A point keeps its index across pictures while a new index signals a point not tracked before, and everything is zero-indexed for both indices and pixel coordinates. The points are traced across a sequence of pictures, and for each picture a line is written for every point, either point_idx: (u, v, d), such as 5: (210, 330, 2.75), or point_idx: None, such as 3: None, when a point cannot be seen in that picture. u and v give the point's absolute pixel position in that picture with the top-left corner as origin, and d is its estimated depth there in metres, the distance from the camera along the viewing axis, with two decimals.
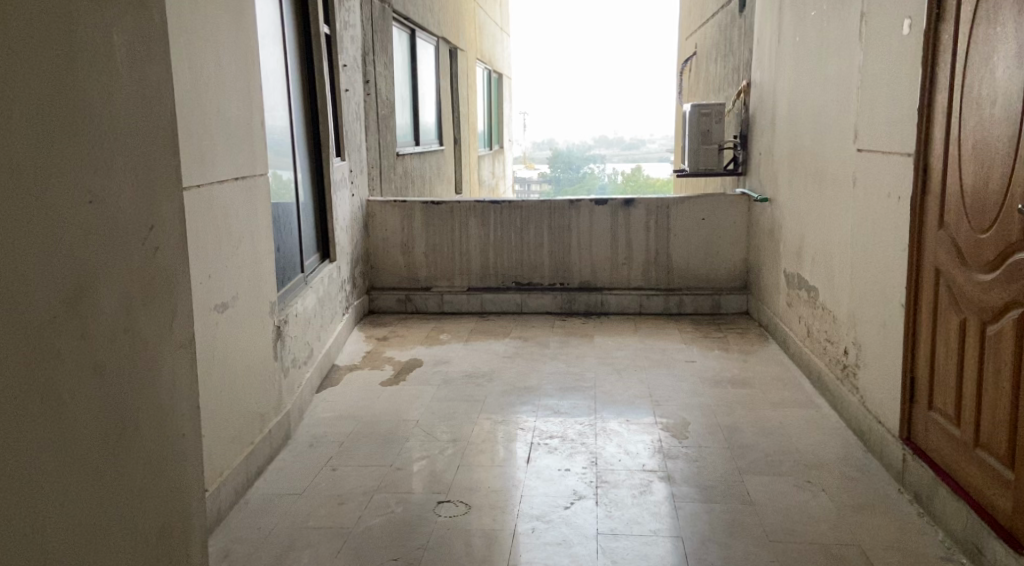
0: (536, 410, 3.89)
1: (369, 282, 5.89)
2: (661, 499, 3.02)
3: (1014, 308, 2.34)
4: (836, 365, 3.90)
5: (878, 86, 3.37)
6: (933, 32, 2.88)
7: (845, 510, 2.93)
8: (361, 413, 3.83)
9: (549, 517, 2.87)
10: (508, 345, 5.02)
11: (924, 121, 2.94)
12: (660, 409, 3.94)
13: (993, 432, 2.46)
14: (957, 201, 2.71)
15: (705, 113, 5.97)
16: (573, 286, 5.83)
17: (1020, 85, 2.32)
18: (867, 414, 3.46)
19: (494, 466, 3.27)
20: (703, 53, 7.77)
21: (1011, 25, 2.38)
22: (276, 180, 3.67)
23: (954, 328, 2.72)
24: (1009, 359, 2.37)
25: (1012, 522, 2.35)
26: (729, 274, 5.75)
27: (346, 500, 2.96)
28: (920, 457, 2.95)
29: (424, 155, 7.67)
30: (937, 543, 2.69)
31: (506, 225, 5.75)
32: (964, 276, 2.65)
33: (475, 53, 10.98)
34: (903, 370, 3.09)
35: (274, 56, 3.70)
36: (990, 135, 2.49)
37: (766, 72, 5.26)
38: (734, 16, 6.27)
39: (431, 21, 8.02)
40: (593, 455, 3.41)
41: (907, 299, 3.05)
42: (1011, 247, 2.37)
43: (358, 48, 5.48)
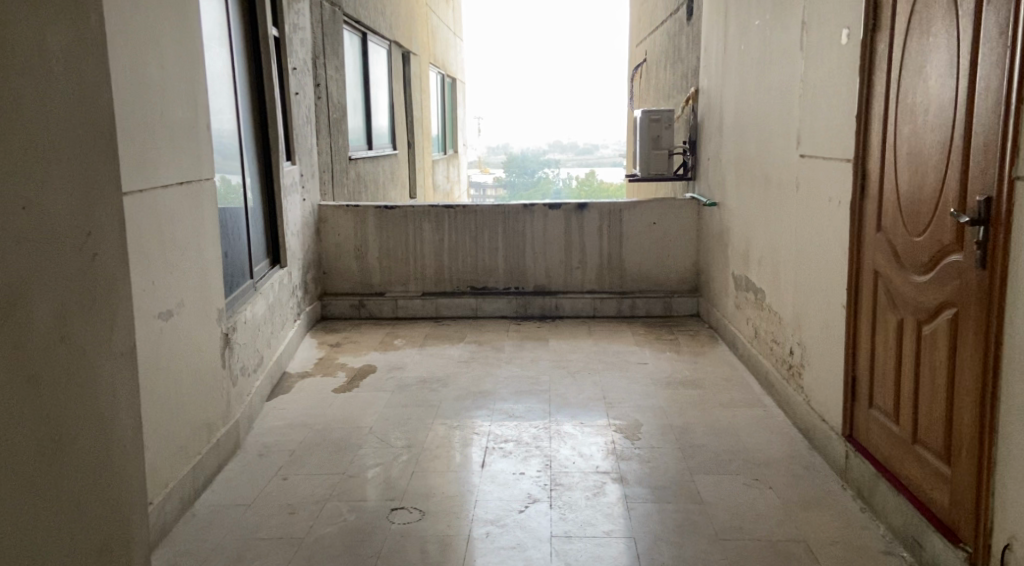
0: (491, 415, 3.91)
1: (322, 288, 5.85)
2: (614, 500, 3.07)
3: (947, 309, 2.43)
4: (783, 364, 3.99)
5: (819, 93, 3.47)
6: (869, 41, 2.99)
7: (792, 507, 3.01)
8: (314, 420, 3.81)
9: (504, 521, 2.89)
10: (463, 349, 5.03)
11: (862, 127, 3.04)
12: (613, 410, 3.99)
13: (930, 428, 2.55)
14: (894, 205, 2.80)
15: (655, 119, 6.05)
16: (528, 290, 5.86)
17: (950, 94, 2.41)
18: (812, 413, 3.55)
19: (450, 471, 3.28)
20: (653, 59, 7.88)
21: (941, 36, 2.48)
22: (223, 184, 3.64)
23: (892, 328, 2.82)
24: (944, 358, 2.45)
25: (949, 515, 2.44)
26: (680, 278, 5.85)
27: (298, 510, 2.94)
28: (862, 453, 3.04)
29: (377, 159, 7.65)
30: (879, 538, 2.78)
31: (460, 229, 5.77)
32: (901, 277, 2.74)
33: (428, 58, 10.96)
34: (846, 369, 3.18)
35: (219, 59, 3.66)
36: (924, 141, 2.59)
37: (713, 79, 5.38)
38: (682, 24, 6.39)
39: (383, 24, 8.01)
40: (547, 459, 3.44)
41: (848, 301, 3.15)
42: (944, 249, 2.46)
43: (308, 52, 5.45)
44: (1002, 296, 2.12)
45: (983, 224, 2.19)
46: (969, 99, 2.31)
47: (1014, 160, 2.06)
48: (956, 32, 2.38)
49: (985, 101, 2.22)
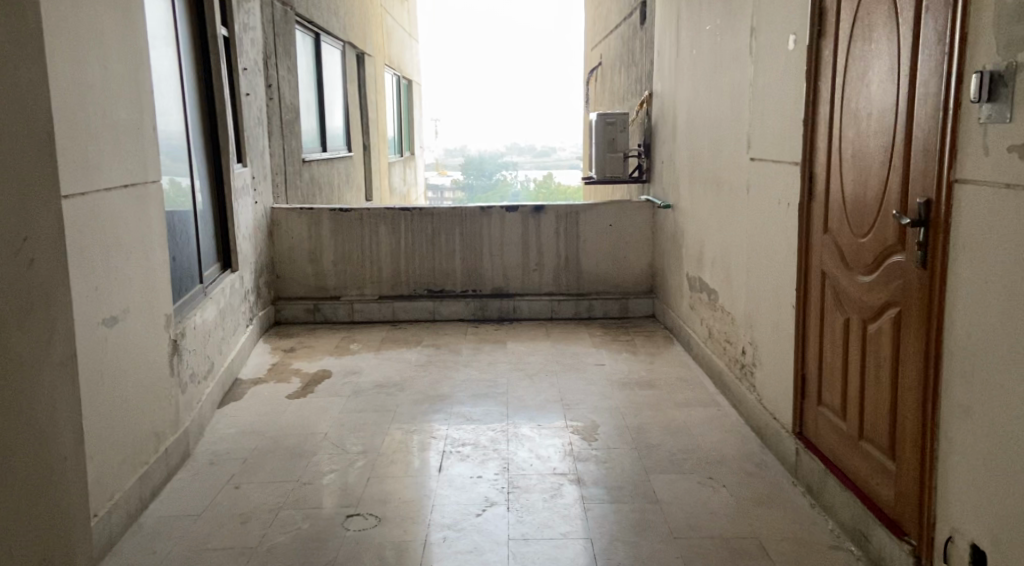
0: (449, 418, 3.91)
1: (276, 292, 5.78)
2: (571, 502, 3.09)
3: (891, 308, 2.49)
4: (735, 364, 4.06)
5: (768, 98, 3.54)
6: (815, 47, 3.06)
7: (744, 504, 3.06)
8: (268, 427, 3.77)
9: (460, 526, 2.89)
10: (420, 353, 5.02)
11: (809, 130, 3.11)
12: (570, 412, 4.02)
13: (876, 425, 2.62)
14: (840, 207, 2.86)
15: (610, 122, 6.11)
16: (485, 293, 5.87)
17: (891, 99, 2.48)
18: (764, 411, 3.62)
19: (407, 476, 3.27)
20: (607, 63, 7.95)
21: (883, 42, 2.54)
22: (172, 187, 3.59)
23: (839, 326, 2.88)
24: (888, 356, 2.51)
25: (894, 509, 2.50)
26: (636, 279, 5.91)
27: (250, 519, 2.91)
28: (811, 449, 3.11)
29: (331, 161, 7.59)
30: (827, 532, 2.85)
31: (417, 232, 5.75)
32: (847, 278, 2.80)
33: (383, 59, 10.91)
34: (796, 368, 3.25)
35: (166, 59, 3.61)
36: (867, 145, 2.65)
37: (666, 83, 5.45)
38: (635, 29, 6.47)
39: (337, 25, 7.95)
40: (505, 461, 3.45)
41: (798, 300, 3.22)
42: (887, 250, 2.51)
43: (258, 52, 5.39)
44: (942, 296, 2.18)
45: (923, 226, 2.25)
46: (909, 104, 2.37)
47: (952, 163, 2.12)
48: (897, 38, 2.45)
49: (924, 106, 2.28)
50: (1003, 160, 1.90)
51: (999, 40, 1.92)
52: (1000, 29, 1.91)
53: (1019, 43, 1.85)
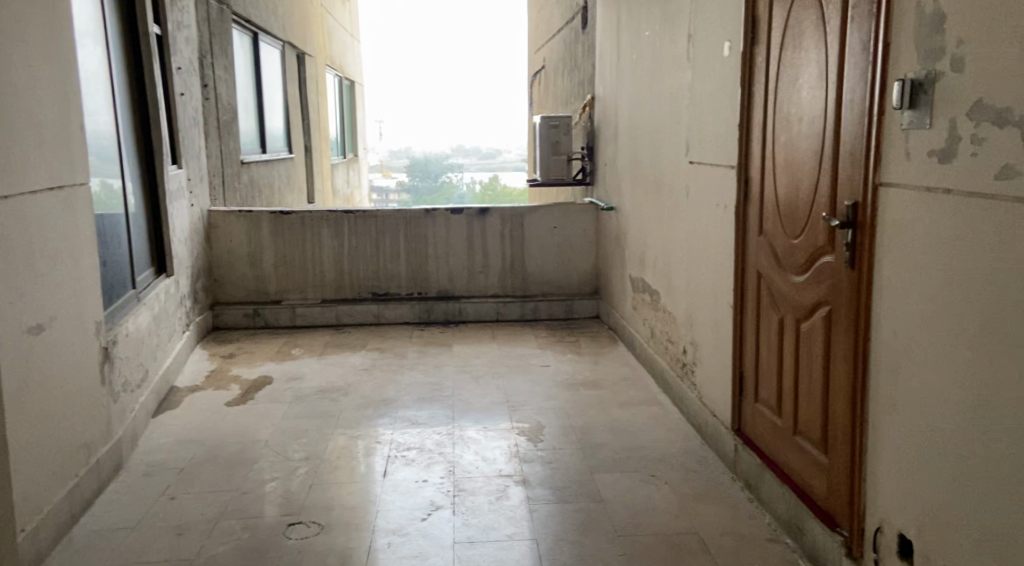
0: (394, 422, 3.90)
1: (214, 297, 5.68)
2: (517, 504, 3.11)
3: (822, 307, 2.57)
4: (677, 363, 4.13)
5: (705, 102, 3.61)
6: (749, 53, 3.14)
7: (686, 501, 3.12)
8: (206, 436, 3.70)
9: (405, 531, 2.89)
10: (364, 357, 4.98)
11: (744, 135, 3.19)
12: (516, 414, 4.04)
13: (809, 420, 2.70)
14: (773, 210, 2.94)
15: (554, 126, 6.16)
16: (431, 296, 5.86)
17: (820, 105, 2.56)
18: (704, 408, 3.70)
19: (351, 482, 3.25)
20: (550, 66, 8.01)
21: (812, 50, 2.62)
22: (102, 189, 3.50)
23: (774, 325, 2.96)
24: (820, 354, 2.59)
25: (827, 501, 2.58)
26: (581, 281, 5.97)
27: (187, 530, 2.86)
28: (749, 445, 3.19)
29: (271, 162, 7.49)
30: (764, 525, 2.92)
31: (360, 235, 5.72)
32: (780, 278, 2.88)
33: (324, 59, 10.79)
34: (734, 366, 3.33)
35: (95, 56, 3.52)
36: (799, 149, 2.73)
37: (608, 86, 5.52)
38: (577, 33, 6.54)
39: (276, 25, 7.85)
40: (450, 465, 3.45)
41: (735, 300, 3.29)
42: (818, 251, 2.59)
43: (193, 51, 5.30)
44: (869, 296, 2.25)
45: (851, 227, 2.32)
46: (837, 110, 2.44)
47: (877, 167, 2.19)
48: (825, 47, 2.53)
49: (850, 112, 2.36)
50: (923, 164, 1.98)
51: (920, 47, 1.99)
52: (921, 39, 1.98)
53: (939, 52, 1.92)
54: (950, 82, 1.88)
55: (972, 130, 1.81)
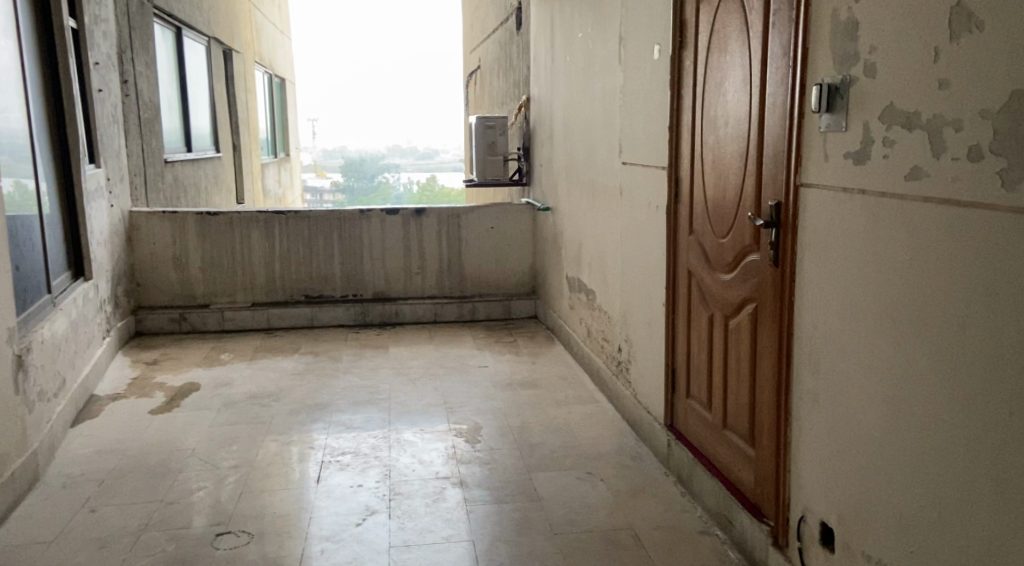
0: (328, 427, 3.84)
1: (138, 302, 5.51)
2: (453, 505, 3.09)
3: (749, 304, 2.62)
4: (612, 361, 4.18)
5: (637, 104, 3.66)
6: (677, 57, 3.19)
7: (621, 497, 3.15)
8: (128, 446, 3.59)
9: (339, 537, 2.85)
10: (298, 361, 4.90)
11: (674, 136, 3.25)
12: (453, 415, 4.03)
13: (737, 414, 2.76)
14: (702, 210, 2.99)
15: (490, 126, 6.15)
16: (367, 297, 5.80)
17: (745, 108, 2.61)
18: (638, 405, 3.75)
19: (284, 489, 3.20)
20: (485, 66, 8.01)
21: (737, 54, 2.67)
22: (14, 189, 3.37)
23: (704, 323, 3.02)
24: (747, 349, 2.65)
25: (754, 493, 2.64)
26: (519, 281, 5.99)
27: (109, 543, 2.78)
28: (682, 441, 3.25)
29: (197, 161, 7.31)
30: (696, 518, 2.98)
31: (292, 237, 5.62)
32: (709, 277, 2.94)
33: (253, 56, 10.57)
34: (667, 363, 3.38)
35: (6, 50, 3.38)
36: (725, 151, 2.79)
37: (542, 87, 5.55)
38: (512, 34, 6.55)
39: (200, 20, 7.66)
40: (386, 468, 3.42)
41: (667, 299, 3.35)
42: (744, 250, 2.65)
43: (112, 46, 5.13)
44: (793, 293, 2.31)
45: (775, 227, 2.38)
46: (760, 113, 2.50)
47: (798, 168, 2.25)
48: (748, 52, 2.59)
49: (773, 115, 2.41)
50: (840, 166, 2.04)
51: (835, 52, 2.05)
52: (837, 44, 2.04)
53: (852, 57, 1.98)
54: (863, 87, 1.94)
55: (883, 133, 1.88)
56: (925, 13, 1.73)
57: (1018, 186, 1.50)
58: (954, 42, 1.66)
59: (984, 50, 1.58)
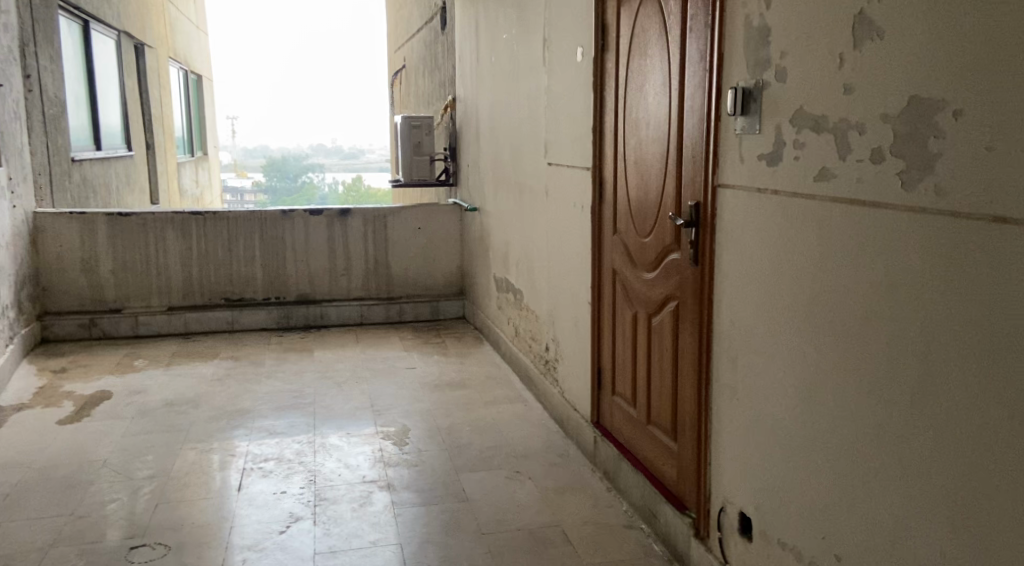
0: (250, 434, 3.75)
1: (44, 307, 5.28)
2: (381, 509, 3.06)
3: (671, 302, 2.67)
4: (539, 360, 4.20)
5: (561, 106, 3.69)
6: (600, 60, 3.23)
7: (549, 494, 3.17)
8: (34, 458, 3.43)
9: (262, 545, 2.78)
10: (217, 366, 4.77)
11: (598, 138, 3.28)
12: (380, 418, 3.98)
13: (661, 409, 2.80)
14: (625, 210, 3.03)
15: (416, 125, 6.09)
16: (290, 300, 5.68)
17: (665, 110, 2.66)
18: (566, 403, 3.78)
19: (205, 499, 3.11)
20: (410, 66, 7.95)
21: (657, 57, 2.72)
22: None
23: (628, 320, 3.06)
24: (669, 346, 2.70)
25: (677, 486, 2.69)
26: (447, 282, 5.96)
27: (13, 560, 2.65)
28: (607, 437, 3.28)
29: (106, 159, 7.04)
30: (621, 513, 3.02)
31: (210, 238, 5.48)
32: (633, 275, 2.98)
33: (167, 52, 10.24)
34: (593, 360, 3.41)
35: None
36: (646, 152, 2.83)
37: (468, 87, 5.55)
38: (437, 34, 6.52)
39: (110, 14, 7.38)
40: (311, 474, 3.36)
41: (592, 298, 3.38)
42: (666, 249, 2.69)
43: (13, 40, 4.90)
44: (712, 291, 2.36)
45: (694, 226, 2.42)
46: (680, 115, 2.55)
47: (716, 167, 2.30)
48: (667, 55, 2.63)
49: (691, 117, 2.46)
50: (755, 167, 2.10)
51: (749, 57, 2.11)
52: (750, 49, 2.10)
53: (764, 63, 2.04)
54: (774, 91, 2.00)
55: (794, 136, 1.94)
56: (829, 20, 1.79)
57: (917, 185, 1.56)
58: (857, 49, 1.72)
59: (884, 56, 1.64)
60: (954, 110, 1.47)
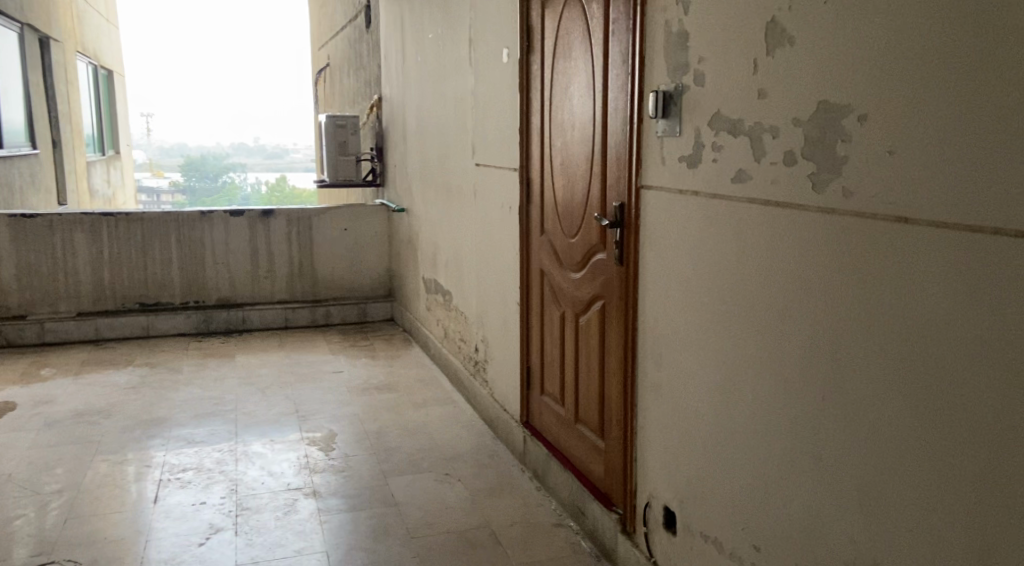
0: (167, 443, 3.62)
1: None
2: (306, 517, 2.99)
3: (597, 302, 2.68)
4: (469, 361, 4.18)
5: (488, 107, 3.68)
6: (525, 62, 3.23)
7: (478, 495, 3.16)
8: None
9: (180, 558, 2.69)
10: (133, 374, 4.60)
11: (524, 139, 3.28)
12: (305, 423, 3.90)
13: (588, 407, 2.81)
14: (552, 210, 3.04)
15: (341, 124, 6.02)
16: (210, 304, 5.52)
17: (589, 112, 2.67)
18: (495, 404, 3.77)
19: (119, 512, 2.98)
20: (335, 65, 7.82)
21: (581, 60, 2.73)
22: None
23: (555, 320, 3.06)
24: (596, 345, 2.71)
25: (605, 483, 2.71)
26: (374, 283, 5.88)
27: None
28: (536, 437, 3.29)
29: (9, 158, 6.71)
30: (550, 511, 3.02)
31: (124, 241, 5.28)
32: (560, 275, 2.98)
33: (74, 45, 9.82)
34: (522, 360, 3.41)
35: None
36: (572, 153, 2.83)
37: (394, 86, 5.49)
38: (361, 32, 6.44)
39: (11, 5, 7.05)
40: (232, 483, 3.26)
41: (521, 298, 3.38)
42: (592, 249, 2.70)
43: None
44: (636, 291, 2.38)
45: (619, 227, 2.44)
46: (604, 116, 2.56)
47: (639, 168, 2.32)
48: (591, 57, 2.64)
49: (615, 118, 2.47)
50: (676, 168, 2.12)
51: (668, 61, 2.13)
52: (670, 53, 2.12)
53: (683, 66, 2.07)
54: (694, 94, 2.03)
55: (712, 139, 1.97)
56: (744, 26, 1.82)
57: (827, 187, 1.60)
58: (770, 55, 1.75)
59: (795, 61, 1.67)
60: (860, 114, 1.51)
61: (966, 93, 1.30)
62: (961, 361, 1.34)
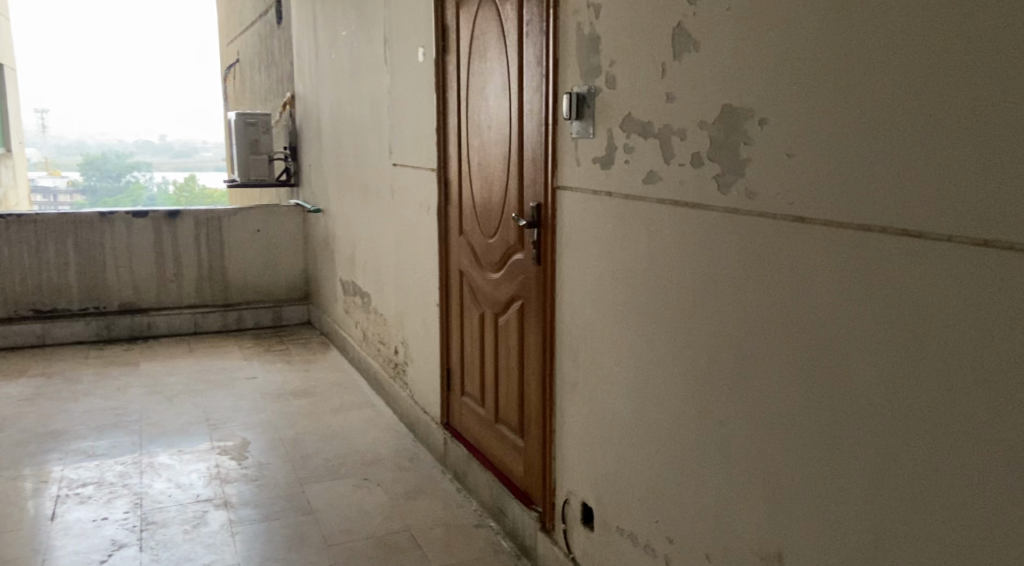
0: (66, 457, 3.44)
1: None
2: (216, 529, 2.88)
3: (515, 302, 2.67)
4: (388, 364, 4.12)
5: (405, 107, 3.63)
6: (441, 62, 3.19)
7: (396, 500, 3.10)
8: None
9: None
10: (28, 384, 4.36)
11: (442, 140, 3.25)
12: (217, 432, 3.77)
13: (508, 407, 2.80)
14: (470, 211, 3.01)
15: (252, 122, 5.86)
16: (112, 309, 5.29)
17: (506, 112, 2.66)
18: (416, 406, 3.72)
19: (12, 532, 2.81)
20: (245, 61, 7.60)
21: (496, 61, 2.71)
22: None
23: (475, 320, 3.04)
24: (515, 344, 2.70)
25: (525, 482, 2.70)
26: (290, 286, 5.74)
27: None
28: (457, 438, 3.26)
29: None
30: (471, 512, 3.00)
31: (16, 245, 5.01)
32: (478, 276, 2.96)
33: None
34: (442, 361, 3.38)
35: None
36: (489, 153, 2.82)
37: (307, 84, 5.36)
38: (272, 28, 6.27)
39: None
40: (136, 497, 3.11)
41: (440, 300, 3.34)
42: (510, 249, 2.69)
43: None
44: (553, 291, 2.38)
45: (536, 227, 2.44)
46: (520, 117, 2.55)
47: (555, 169, 2.32)
48: (507, 58, 2.63)
49: (531, 120, 2.47)
50: (590, 169, 2.13)
51: (581, 63, 2.14)
52: (582, 56, 2.12)
53: (595, 69, 2.07)
54: (606, 96, 2.04)
55: (624, 141, 1.98)
56: (653, 30, 1.84)
57: (733, 190, 1.63)
58: (677, 60, 1.77)
59: (701, 66, 1.70)
60: (762, 119, 1.54)
61: (859, 99, 1.34)
62: (858, 354, 1.38)
